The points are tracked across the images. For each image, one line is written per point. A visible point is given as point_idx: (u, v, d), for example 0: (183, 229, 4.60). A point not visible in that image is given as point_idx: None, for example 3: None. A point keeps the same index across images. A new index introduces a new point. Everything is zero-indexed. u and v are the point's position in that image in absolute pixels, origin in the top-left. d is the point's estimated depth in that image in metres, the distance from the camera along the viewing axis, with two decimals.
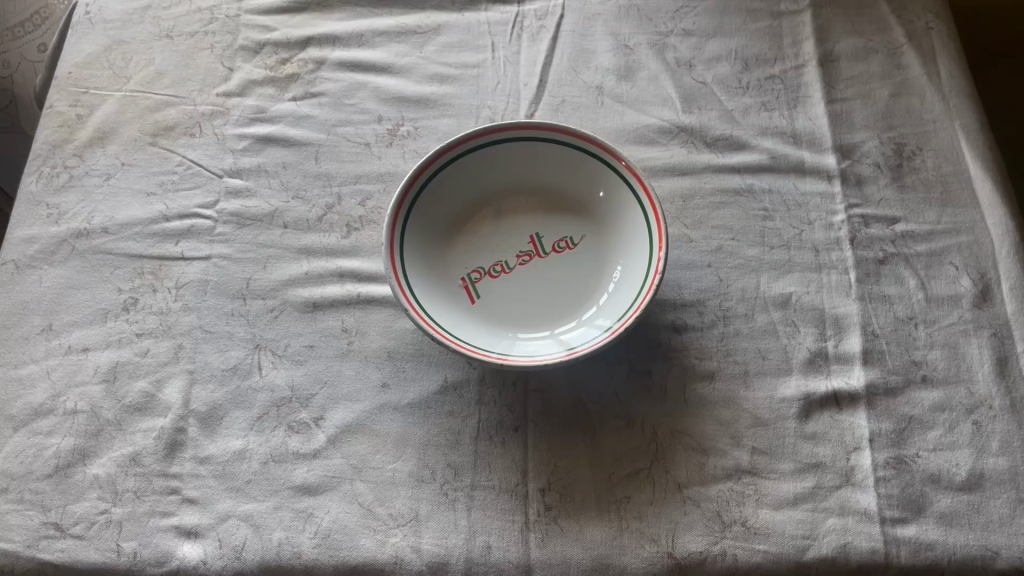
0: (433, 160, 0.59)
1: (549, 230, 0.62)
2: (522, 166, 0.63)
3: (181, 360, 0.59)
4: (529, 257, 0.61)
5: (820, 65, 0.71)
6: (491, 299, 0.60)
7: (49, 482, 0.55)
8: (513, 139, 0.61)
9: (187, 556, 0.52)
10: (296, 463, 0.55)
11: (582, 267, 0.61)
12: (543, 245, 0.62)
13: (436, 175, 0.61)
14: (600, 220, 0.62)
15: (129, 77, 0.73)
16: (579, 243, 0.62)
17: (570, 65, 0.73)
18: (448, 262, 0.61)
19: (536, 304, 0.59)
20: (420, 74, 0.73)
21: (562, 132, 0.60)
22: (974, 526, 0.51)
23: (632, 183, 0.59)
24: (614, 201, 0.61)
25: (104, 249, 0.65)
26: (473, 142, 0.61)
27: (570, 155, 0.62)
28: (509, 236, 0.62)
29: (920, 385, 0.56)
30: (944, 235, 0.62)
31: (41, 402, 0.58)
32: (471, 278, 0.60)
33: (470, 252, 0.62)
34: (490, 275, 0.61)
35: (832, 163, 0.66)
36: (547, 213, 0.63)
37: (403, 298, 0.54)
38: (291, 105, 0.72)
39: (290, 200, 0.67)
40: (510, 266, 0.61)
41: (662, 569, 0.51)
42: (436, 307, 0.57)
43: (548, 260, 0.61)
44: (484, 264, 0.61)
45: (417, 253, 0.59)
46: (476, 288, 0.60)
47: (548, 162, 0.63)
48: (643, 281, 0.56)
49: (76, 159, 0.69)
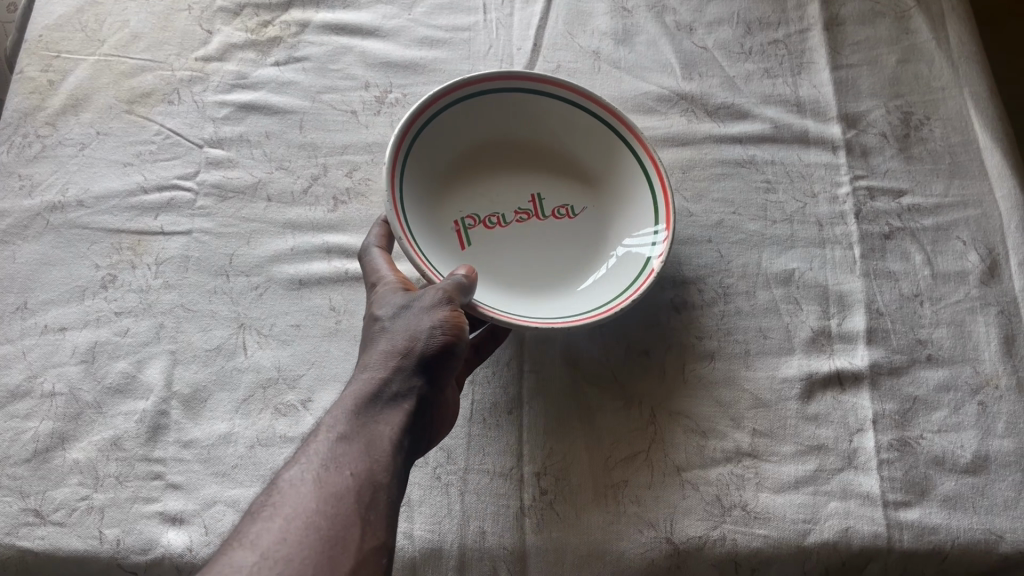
0: (446, 92, 0.57)
1: (552, 194, 0.60)
2: (539, 121, 0.61)
3: (163, 340, 0.57)
4: (527, 216, 0.59)
5: (826, 29, 0.69)
6: (483, 249, 0.57)
7: (27, 467, 0.53)
8: (527, 90, 0.59)
9: (172, 543, 0.51)
10: (283, 447, 0.54)
11: (581, 236, 0.58)
12: (542, 206, 0.60)
13: (448, 108, 0.58)
14: (605, 196, 0.60)
15: (103, 40, 0.70)
16: (579, 213, 0.59)
17: (566, 28, 0.70)
18: (443, 205, 0.58)
19: (530, 263, 0.57)
20: (409, 37, 0.70)
21: (591, 99, 0.59)
22: (979, 509, 0.50)
23: (644, 160, 0.57)
24: (621, 179, 0.59)
25: (81, 223, 0.62)
26: (499, 83, 0.59)
27: (579, 120, 0.60)
28: (507, 190, 0.60)
29: (925, 364, 0.55)
30: (952, 208, 0.60)
31: (17, 383, 0.55)
32: (465, 223, 0.58)
33: (466, 198, 0.59)
34: (486, 225, 0.58)
35: (837, 133, 0.64)
36: (549, 175, 0.61)
37: (414, 253, 0.50)
38: (274, 70, 0.69)
39: (274, 170, 0.64)
40: (507, 220, 0.59)
41: (661, 555, 0.50)
42: (428, 245, 0.54)
43: (545, 222, 0.59)
44: (481, 213, 0.59)
45: (414, 182, 0.57)
46: (469, 236, 0.57)
47: (556, 123, 0.61)
48: (643, 266, 0.55)
49: (48, 127, 0.66)
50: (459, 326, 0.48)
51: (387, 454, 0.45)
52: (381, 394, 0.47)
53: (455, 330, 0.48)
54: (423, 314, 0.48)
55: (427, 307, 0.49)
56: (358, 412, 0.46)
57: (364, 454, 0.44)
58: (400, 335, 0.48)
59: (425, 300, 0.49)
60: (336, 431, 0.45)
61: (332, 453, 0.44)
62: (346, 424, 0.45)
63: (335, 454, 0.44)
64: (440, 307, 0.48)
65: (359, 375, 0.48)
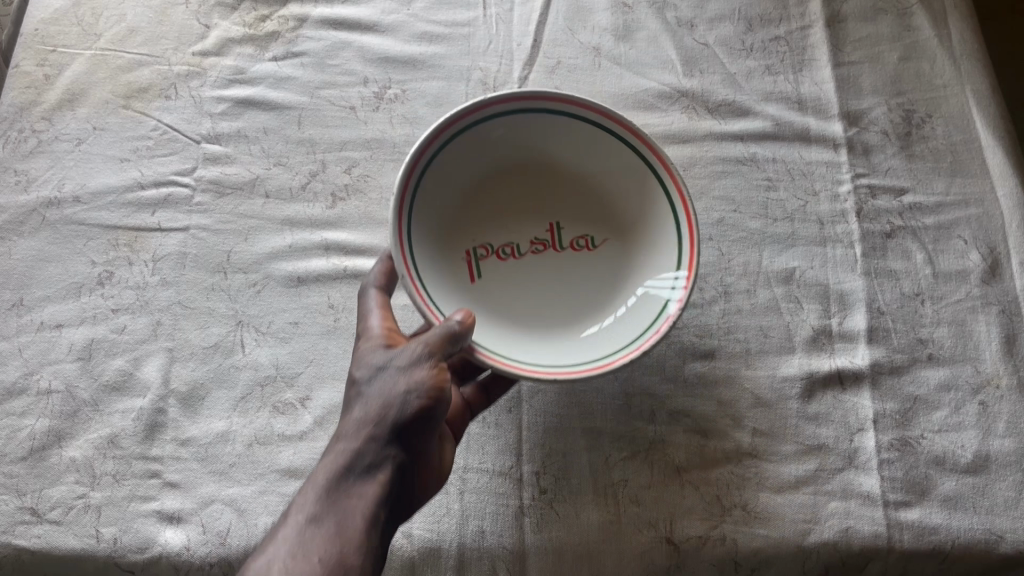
0: (466, 113, 0.53)
1: (572, 223, 0.58)
2: (566, 142, 0.57)
3: (161, 337, 0.57)
4: (542, 247, 0.57)
5: (828, 26, 0.68)
6: (493, 282, 0.56)
7: (23, 465, 0.52)
8: (558, 113, 0.55)
9: (170, 542, 0.50)
10: (281, 445, 0.53)
11: (600, 273, 0.56)
12: (560, 237, 0.57)
13: (468, 129, 0.55)
14: (627, 229, 0.57)
15: (99, 34, 0.69)
16: (599, 245, 0.57)
17: (566, 24, 0.70)
18: (455, 230, 0.57)
19: (543, 300, 0.55)
20: (408, 32, 0.70)
21: (621, 123, 0.54)
22: (979, 509, 0.50)
23: (674, 200, 0.53)
24: (647, 212, 0.56)
25: (77, 219, 0.61)
26: (523, 103, 0.54)
27: (613, 147, 0.56)
28: (524, 218, 0.58)
29: (926, 364, 0.55)
30: (953, 207, 0.60)
31: (13, 381, 0.55)
32: (476, 253, 0.56)
33: (482, 224, 0.57)
34: (498, 255, 0.57)
35: (839, 131, 0.64)
36: (571, 202, 0.58)
37: (418, 297, 0.49)
38: (272, 65, 0.68)
39: (272, 166, 0.64)
40: (521, 251, 0.57)
41: (661, 554, 0.50)
42: (435, 278, 0.53)
43: (561, 255, 0.57)
44: (494, 241, 0.57)
45: (426, 210, 0.54)
46: (479, 266, 0.56)
47: (587, 148, 0.57)
48: (657, 314, 0.51)
49: (44, 122, 0.65)
50: (438, 387, 0.46)
51: (359, 532, 0.44)
52: (355, 466, 0.45)
53: (433, 391, 0.46)
54: (397, 375, 0.46)
55: (405, 369, 0.46)
56: (331, 490, 0.45)
57: (333, 536, 0.43)
58: (375, 401, 0.46)
59: (403, 360, 0.47)
60: (306, 513, 0.44)
61: (300, 538, 0.43)
62: (317, 504, 0.44)
63: (304, 538, 0.43)
64: (418, 369, 0.46)
65: (335, 448, 0.46)
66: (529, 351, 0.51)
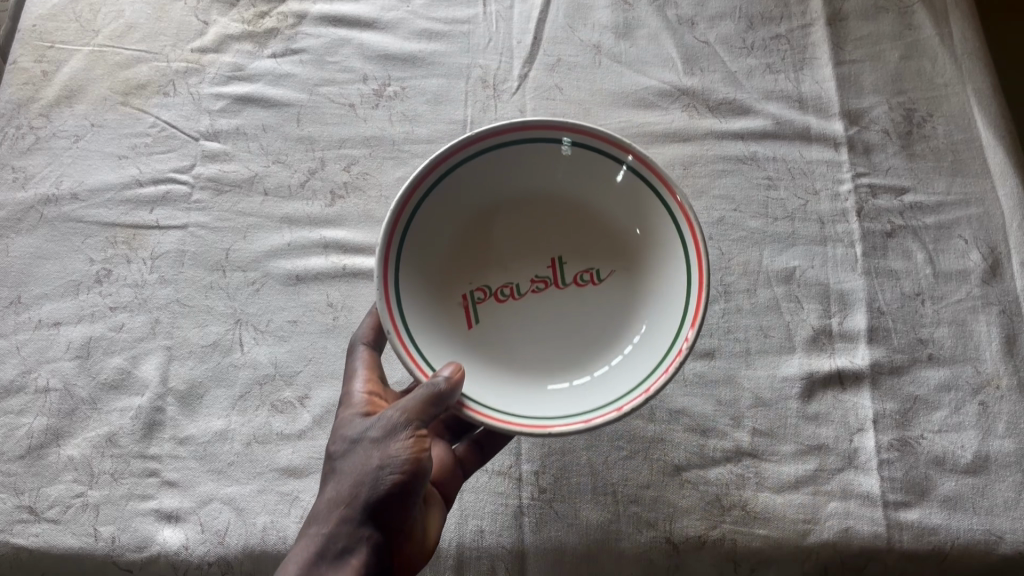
0: (460, 147, 0.50)
1: (577, 257, 0.55)
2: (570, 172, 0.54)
3: (159, 335, 0.57)
4: (544, 285, 0.54)
5: (829, 24, 0.68)
6: (491, 327, 0.53)
7: (21, 464, 0.52)
8: (562, 142, 0.52)
9: (168, 541, 0.50)
10: (280, 444, 0.53)
11: (605, 309, 0.53)
12: (563, 273, 0.54)
13: (464, 164, 0.52)
14: (636, 262, 0.53)
15: (98, 31, 0.69)
16: (604, 279, 0.54)
17: (566, 21, 0.69)
18: (452, 269, 0.54)
19: (543, 343, 0.52)
20: (407, 29, 0.69)
21: (625, 151, 0.51)
22: (979, 510, 0.50)
23: (683, 232, 0.49)
24: (655, 245, 0.52)
25: (75, 216, 0.61)
26: (521, 134, 0.51)
27: (622, 177, 0.52)
28: (526, 254, 0.55)
29: (926, 364, 0.55)
30: (954, 206, 0.60)
31: (11, 378, 0.55)
32: (474, 296, 0.53)
33: (481, 264, 0.54)
34: (496, 298, 0.54)
35: (839, 130, 0.63)
36: (577, 233, 0.55)
37: (402, 348, 0.46)
38: (271, 62, 0.68)
39: (271, 163, 0.63)
40: (521, 291, 0.54)
41: (660, 554, 0.50)
42: (426, 327, 0.50)
43: (564, 292, 0.54)
44: (493, 283, 0.54)
45: (419, 251, 0.51)
46: (476, 310, 0.53)
47: (594, 177, 0.54)
48: (663, 356, 0.48)
49: (42, 119, 0.65)
50: (413, 461, 0.44)
51: None
52: (328, 549, 0.44)
53: (408, 463, 0.44)
54: (372, 447, 0.45)
55: (379, 442, 0.45)
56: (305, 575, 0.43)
57: None
58: (349, 478, 0.45)
59: (378, 432, 0.45)
60: None
61: None
62: None
63: None
64: (394, 441, 0.45)
65: (308, 531, 0.45)
66: (527, 401, 0.48)
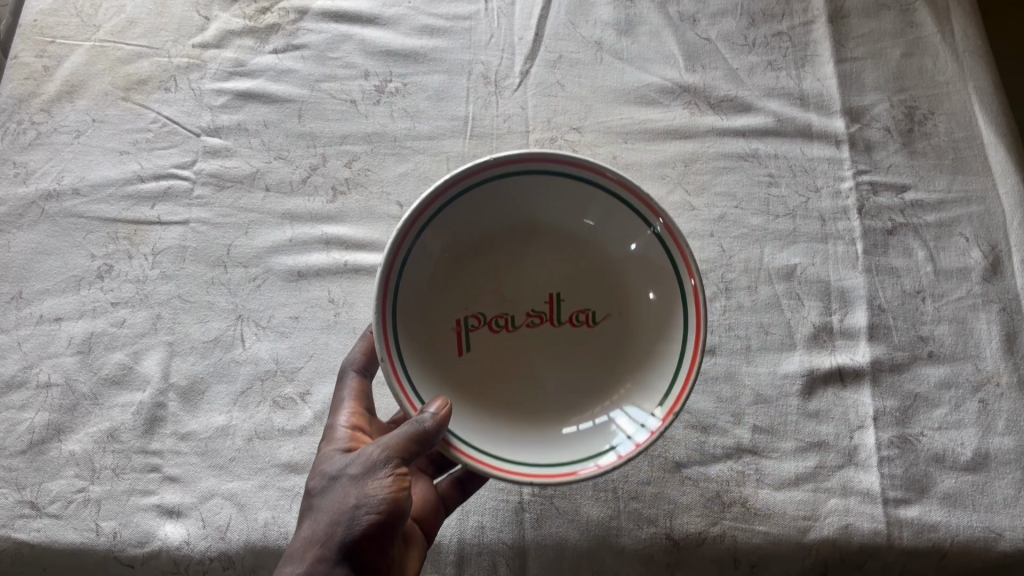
0: (479, 168, 0.49)
1: (575, 296, 0.54)
2: (584, 207, 0.53)
3: (160, 331, 0.57)
4: (539, 320, 0.53)
5: (830, 21, 0.68)
6: (481, 359, 0.52)
7: (22, 459, 0.52)
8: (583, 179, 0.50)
9: (170, 536, 0.50)
10: (281, 440, 0.53)
11: (597, 353, 0.53)
12: (559, 310, 0.53)
13: (478, 185, 0.50)
14: (636, 307, 0.53)
15: (99, 26, 0.69)
16: (599, 321, 0.53)
17: (568, 18, 0.69)
18: (450, 288, 0.53)
19: (532, 380, 0.52)
20: (409, 25, 0.69)
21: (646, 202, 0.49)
22: (978, 507, 0.50)
23: (685, 296, 0.49)
24: (657, 298, 0.51)
25: (76, 212, 0.61)
26: (544, 163, 0.50)
27: (636, 227, 0.51)
28: (525, 283, 0.54)
29: (926, 361, 0.55)
30: (955, 204, 0.60)
31: (13, 374, 0.55)
32: (468, 324, 0.53)
33: (478, 289, 0.54)
34: (489, 327, 0.53)
35: (840, 127, 0.63)
36: (580, 269, 0.54)
37: (400, 391, 0.45)
38: (272, 58, 0.68)
39: (272, 159, 0.63)
40: (515, 323, 0.53)
41: (660, 551, 0.50)
42: (418, 355, 0.49)
43: (558, 331, 0.53)
44: (488, 311, 0.53)
45: (419, 271, 0.50)
46: (468, 338, 0.53)
47: (608, 219, 0.52)
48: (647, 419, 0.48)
49: (43, 114, 0.65)
50: (391, 501, 0.44)
51: None
52: None
53: (384, 504, 0.44)
54: (349, 485, 0.45)
55: (358, 481, 0.45)
56: None
57: None
58: (325, 517, 0.45)
59: (357, 470, 0.45)
60: None
61: None
62: None
63: None
64: (372, 480, 0.45)
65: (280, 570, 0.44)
66: (514, 443, 0.48)
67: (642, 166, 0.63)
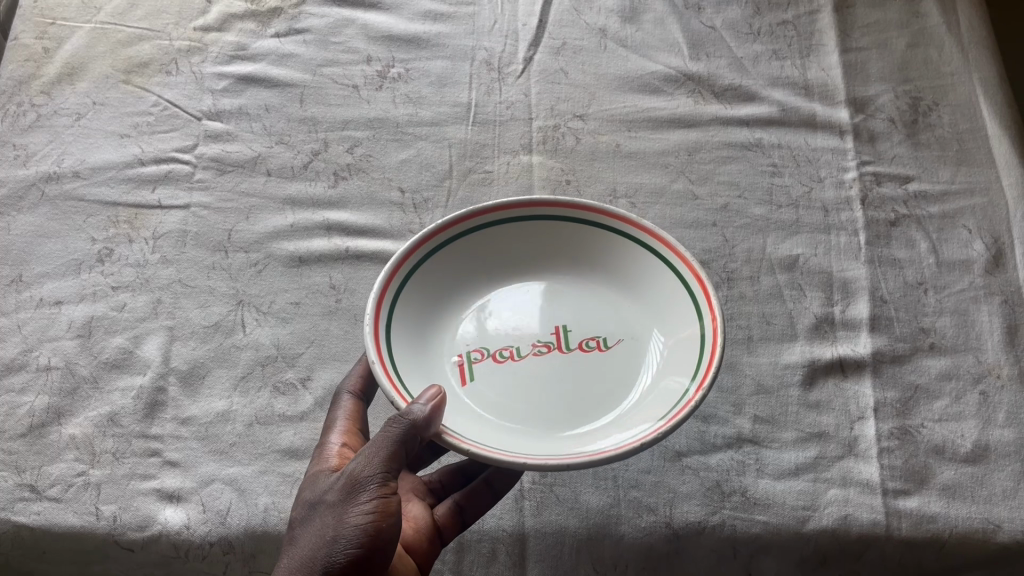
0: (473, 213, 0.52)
1: (581, 327, 0.52)
2: (576, 252, 0.55)
3: (160, 316, 0.56)
4: (547, 348, 0.51)
5: (836, 10, 0.70)
6: (485, 388, 0.50)
7: (22, 442, 0.51)
8: (568, 220, 0.54)
9: (169, 521, 0.49)
10: (282, 426, 0.52)
11: (610, 373, 0.50)
12: (566, 339, 0.52)
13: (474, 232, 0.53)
14: (643, 330, 0.51)
15: (100, 8, 0.71)
16: (611, 345, 0.51)
17: (572, 5, 0.72)
18: (450, 326, 0.52)
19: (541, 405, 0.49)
20: (411, 11, 0.72)
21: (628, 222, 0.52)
22: (977, 498, 0.49)
23: (696, 296, 0.49)
24: (665, 308, 0.51)
25: (76, 195, 0.61)
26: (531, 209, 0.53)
27: (639, 260, 0.53)
28: (528, 321, 0.53)
29: (928, 353, 0.54)
30: (957, 196, 0.60)
31: (12, 357, 0.54)
32: (470, 356, 0.51)
33: (479, 328, 0.53)
34: (495, 358, 0.51)
35: (844, 118, 0.64)
36: (587, 305, 0.53)
37: (386, 377, 0.44)
38: (273, 42, 0.70)
39: (274, 144, 0.64)
40: (521, 353, 0.51)
41: (659, 540, 0.50)
42: (415, 378, 0.48)
43: (567, 357, 0.51)
44: (493, 345, 0.52)
45: (417, 306, 0.51)
46: (471, 370, 0.51)
47: (598, 257, 0.54)
48: (676, 401, 0.45)
49: (43, 96, 0.65)
50: (372, 530, 0.44)
51: None
52: None
53: (365, 536, 0.43)
54: (326, 515, 0.44)
55: (336, 511, 0.44)
56: None
57: None
58: (305, 551, 0.44)
59: (335, 499, 0.44)
60: None
61: None
62: None
63: None
64: (351, 509, 0.44)
65: None
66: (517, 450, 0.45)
67: (645, 155, 0.63)
